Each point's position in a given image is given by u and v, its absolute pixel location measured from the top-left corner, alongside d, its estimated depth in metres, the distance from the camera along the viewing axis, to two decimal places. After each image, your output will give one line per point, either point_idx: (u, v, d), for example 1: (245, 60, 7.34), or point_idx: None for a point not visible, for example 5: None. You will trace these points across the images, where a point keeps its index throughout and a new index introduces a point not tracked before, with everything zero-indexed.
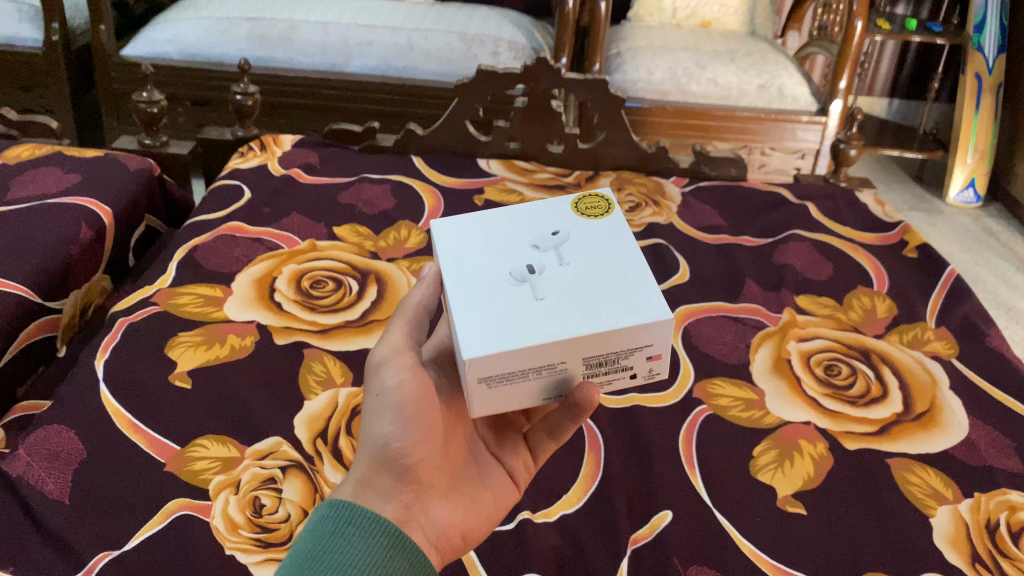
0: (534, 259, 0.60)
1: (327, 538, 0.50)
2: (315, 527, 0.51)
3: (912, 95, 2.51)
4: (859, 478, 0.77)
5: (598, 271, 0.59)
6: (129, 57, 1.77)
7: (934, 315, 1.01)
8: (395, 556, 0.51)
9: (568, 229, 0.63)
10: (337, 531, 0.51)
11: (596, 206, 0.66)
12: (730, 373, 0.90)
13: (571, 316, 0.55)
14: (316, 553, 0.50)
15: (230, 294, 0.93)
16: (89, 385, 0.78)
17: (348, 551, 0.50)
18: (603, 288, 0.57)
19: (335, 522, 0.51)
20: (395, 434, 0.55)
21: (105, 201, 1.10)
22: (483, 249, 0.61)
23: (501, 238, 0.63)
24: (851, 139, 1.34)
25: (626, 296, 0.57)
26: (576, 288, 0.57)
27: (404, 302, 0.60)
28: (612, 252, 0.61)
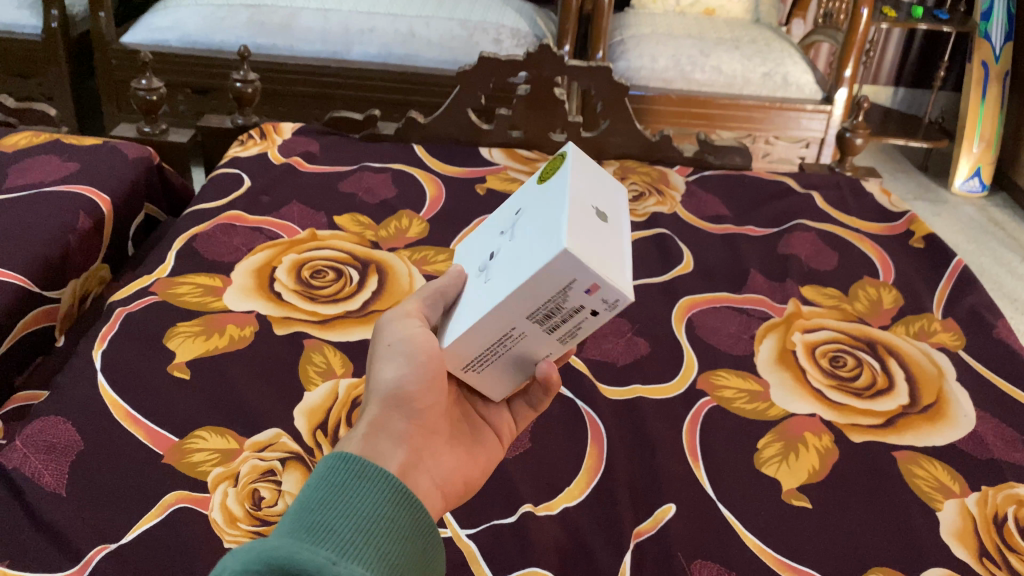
0: (497, 245, 0.59)
1: (331, 491, 0.46)
2: (316, 482, 0.47)
3: (917, 83, 2.49)
4: (865, 470, 0.77)
5: (531, 230, 0.55)
6: (129, 44, 1.76)
7: (940, 306, 1.00)
8: (402, 511, 0.47)
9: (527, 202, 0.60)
10: (340, 485, 0.47)
11: (556, 162, 0.60)
12: (735, 365, 0.89)
13: (497, 289, 0.53)
14: (319, 504, 0.45)
15: (229, 283, 0.92)
16: (87, 375, 0.77)
17: (353, 503, 0.46)
18: (531, 243, 0.53)
19: (339, 475, 0.47)
20: (408, 379, 0.56)
21: (104, 189, 1.09)
22: (474, 251, 0.64)
23: (490, 233, 0.64)
24: (857, 128, 1.33)
25: (542, 241, 0.51)
26: (512, 256, 0.54)
27: (427, 285, 0.61)
28: (550, 203, 0.55)
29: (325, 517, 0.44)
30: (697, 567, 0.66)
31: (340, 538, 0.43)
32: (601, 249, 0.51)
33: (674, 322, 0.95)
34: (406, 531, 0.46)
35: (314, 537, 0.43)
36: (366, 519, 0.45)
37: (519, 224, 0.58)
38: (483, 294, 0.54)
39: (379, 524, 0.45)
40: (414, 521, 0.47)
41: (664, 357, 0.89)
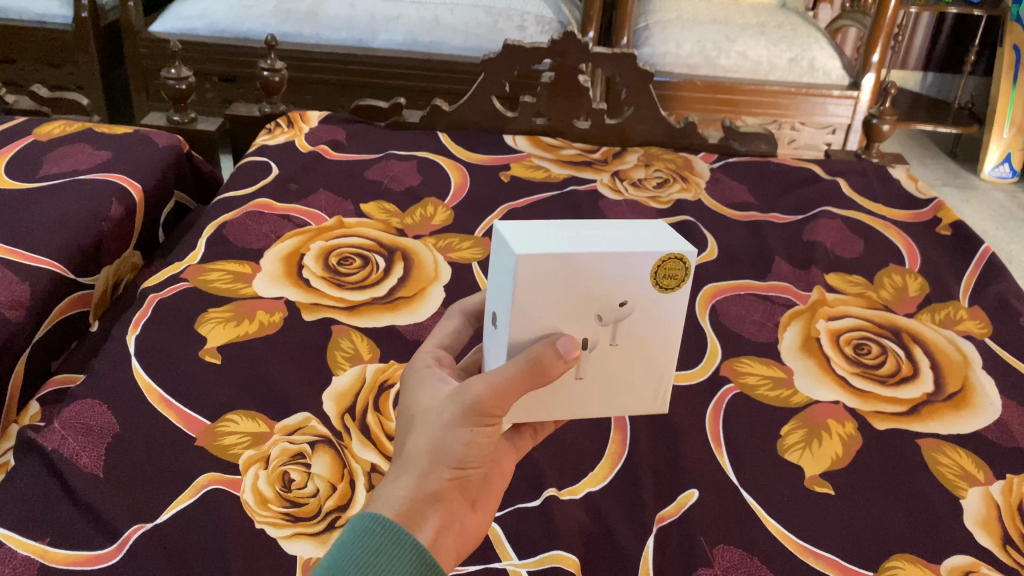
0: (592, 333, 0.54)
1: (366, 548, 0.45)
2: (354, 530, 0.46)
3: (947, 68, 2.45)
4: (888, 457, 0.77)
5: (635, 357, 0.56)
6: (157, 33, 1.78)
7: (967, 293, 0.99)
8: None
9: (637, 296, 0.54)
10: (378, 542, 0.45)
11: (673, 274, 0.54)
12: (759, 352, 0.89)
13: (601, 400, 0.57)
14: (352, 563, 0.44)
15: (259, 270, 0.94)
16: (122, 360, 0.79)
17: (384, 569, 0.44)
18: (635, 369, 0.57)
19: (377, 531, 0.45)
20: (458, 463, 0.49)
21: (135, 177, 1.11)
22: (542, 300, 0.52)
23: (565, 288, 0.52)
24: (884, 114, 1.31)
25: (648, 385, 0.58)
26: (611, 377, 0.57)
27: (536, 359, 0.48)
28: (661, 330, 0.56)
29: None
30: (719, 551, 0.67)
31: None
32: None
33: (697, 309, 0.95)
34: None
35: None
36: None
37: (629, 327, 0.55)
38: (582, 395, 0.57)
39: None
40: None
41: (687, 345, 0.90)
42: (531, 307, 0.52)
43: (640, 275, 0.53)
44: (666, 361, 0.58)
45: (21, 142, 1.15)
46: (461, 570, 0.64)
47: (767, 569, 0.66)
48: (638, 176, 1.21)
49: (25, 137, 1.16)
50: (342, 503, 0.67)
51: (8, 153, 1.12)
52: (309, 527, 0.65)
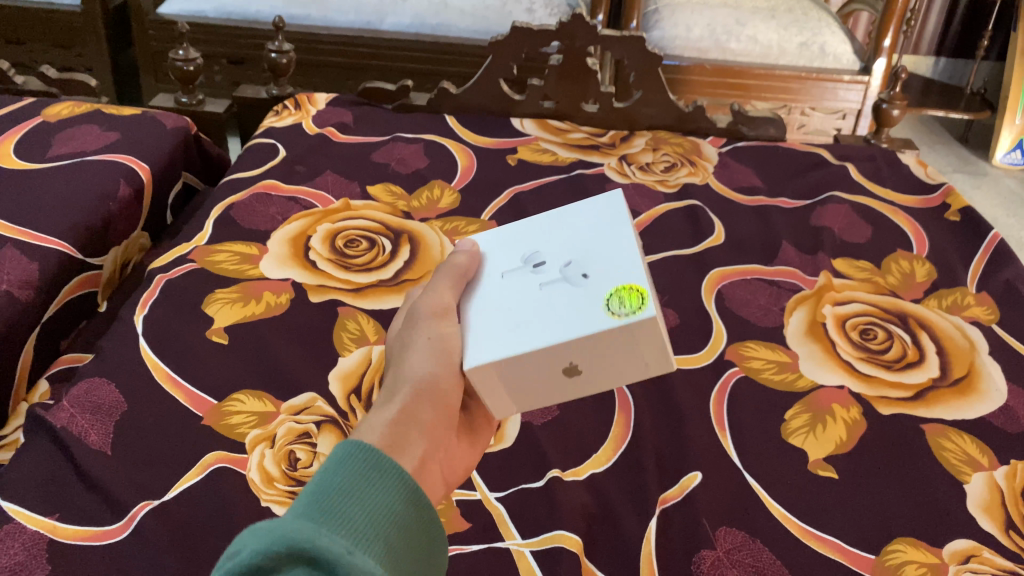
0: (551, 263, 0.63)
1: (350, 476, 0.43)
2: (333, 464, 0.43)
3: (959, 53, 2.44)
4: (892, 442, 0.77)
5: (527, 304, 0.60)
6: (166, 15, 1.79)
7: (975, 279, 0.99)
8: (413, 511, 0.44)
9: (594, 284, 0.59)
10: (360, 471, 0.43)
11: (623, 305, 0.56)
12: (764, 337, 0.89)
13: (479, 305, 0.61)
14: (338, 486, 0.42)
15: (266, 252, 0.94)
16: (130, 340, 0.79)
17: (370, 494, 0.42)
18: (513, 317, 0.59)
19: (359, 458, 0.44)
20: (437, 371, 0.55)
21: (143, 158, 1.11)
22: (575, 229, 0.66)
23: (587, 234, 0.65)
24: (894, 99, 1.30)
25: (495, 333, 0.58)
26: (501, 299, 0.61)
27: (449, 263, 0.64)
28: (555, 316, 0.57)
29: (342, 503, 0.41)
30: (722, 533, 0.67)
31: (356, 528, 0.40)
32: (527, 376, 0.58)
33: (703, 293, 0.95)
34: (412, 536, 0.43)
35: (329, 523, 0.39)
36: (380, 515, 0.42)
37: (560, 293, 0.60)
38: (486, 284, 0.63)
39: (394, 522, 0.42)
40: (424, 524, 0.44)
41: (693, 329, 0.90)
42: (576, 224, 0.67)
43: (614, 282, 0.58)
44: (518, 339, 0.57)
45: (30, 122, 1.15)
46: (464, 550, 0.65)
47: (770, 552, 0.66)
48: (646, 160, 1.20)
49: (34, 118, 1.17)
50: None
51: (17, 133, 1.12)
52: None
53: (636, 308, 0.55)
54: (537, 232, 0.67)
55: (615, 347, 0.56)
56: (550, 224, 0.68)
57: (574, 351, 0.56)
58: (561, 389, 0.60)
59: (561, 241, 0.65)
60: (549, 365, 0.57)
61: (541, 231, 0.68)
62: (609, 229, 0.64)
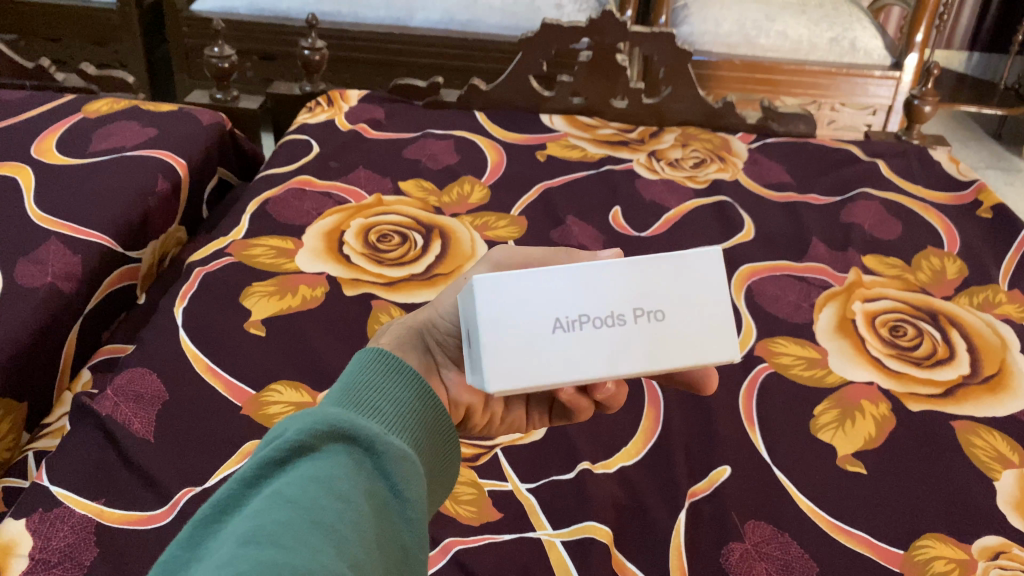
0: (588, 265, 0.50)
1: (372, 372, 0.45)
2: (354, 365, 0.46)
3: (993, 48, 2.41)
4: (922, 438, 0.77)
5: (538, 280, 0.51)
6: (200, 13, 1.87)
7: (1007, 277, 0.99)
8: (430, 411, 0.46)
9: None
10: (381, 367, 0.46)
11: None
12: (794, 333, 0.89)
13: None
14: (362, 381, 0.44)
15: (301, 246, 0.96)
16: (171, 331, 0.81)
17: (393, 387, 0.45)
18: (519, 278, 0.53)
19: (381, 359, 0.46)
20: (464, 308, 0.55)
21: (181, 154, 1.14)
22: None
23: None
24: (926, 95, 1.29)
25: None
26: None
27: None
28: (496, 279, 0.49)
29: (367, 397, 0.44)
30: (751, 526, 0.68)
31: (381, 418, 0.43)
32: None
33: (733, 290, 0.95)
34: (428, 431, 0.46)
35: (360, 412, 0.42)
36: (404, 405, 0.45)
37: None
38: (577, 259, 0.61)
39: (415, 414, 0.45)
40: (442, 416, 0.47)
41: None
42: None
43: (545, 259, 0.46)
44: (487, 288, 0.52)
45: (70, 119, 1.18)
46: (496, 539, 0.66)
47: (798, 545, 0.67)
48: (675, 156, 1.21)
49: (74, 114, 1.19)
50: None
51: (59, 129, 1.15)
52: None
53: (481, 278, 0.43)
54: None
55: (471, 320, 0.45)
56: None
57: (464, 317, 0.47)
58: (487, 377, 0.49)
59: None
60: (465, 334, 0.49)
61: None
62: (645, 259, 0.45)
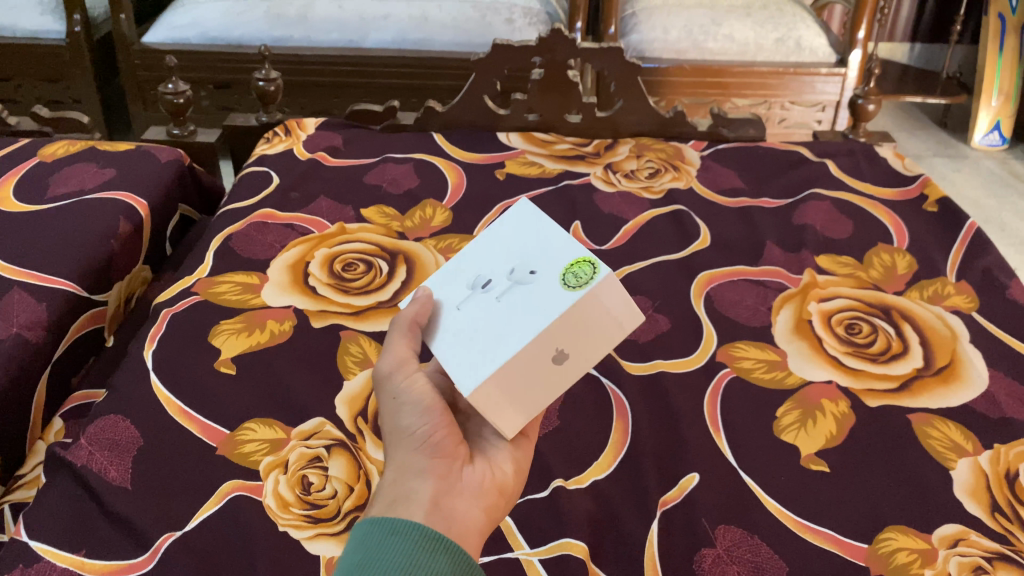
0: (499, 283, 0.68)
1: (375, 539, 0.51)
2: (357, 539, 0.52)
3: (933, 39, 2.48)
4: (880, 433, 0.80)
5: (500, 317, 0.65)
6: (150, 45, 1.88)
7: (955, 268, 1.02)
8: (440, 552, 0.51)
9: (544, 276, 0.66)
10: (381, 534, 0.51)
11: (579, 275, 0.64)
12: (754, 337, 0.92)
13: (456, 345, 0.65)
14: (362, 553, 0.50)
15: (266, 280, 0.97)
16: (142, 376, 0.82)
17: (392, 548, 0.50)
18: (487, 336, 0.64)
19: (379, 528, 0.52)
20: (417, 421, 0.61)
21: (141, 193, 1.14)
22: (499, 249, 0.72)
23: (523, 242, 0.70)
24: (869, 94, 1.32)
25: (482, 353, 0.63)
26: (464, 327, 0.66)
27: (399, 316, 0.68)
28: (532, 314, 0.63)
29: (368, 567, 0.49)
30: (722, 531, 0.70)
31: None
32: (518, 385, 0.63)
33: (693, 298, 0.98)
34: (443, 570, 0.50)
35: None
36: (404, 561, 0.50)
37: (516, 294, 0.66)
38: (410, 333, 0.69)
39: (417, 568, 0.49)
40: (455, 555, 0.52)
41: (684, 332, 0.92)
42: (499, 243, 0.73)
43: (561, 266, 0.66)
44: (496, 355, 0.62)
45: (27, 164, 1.18)
46: None
47: (768, 547, 0.69)
48: (630, 168, 1.23)
49: (30, 159, 1.19)
50: (359, 503, 0.70)
51: (16, 175, 1.15)
52: (330, 527, 0.68)
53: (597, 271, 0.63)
54: (475, 258, 0.73)
55: (586, 316, 0.63)
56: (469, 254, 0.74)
57: (557, 336, 0.62)
58: (557, 386, 0.64)
59: (503, 257, 0.71)
60: (534, 361, 0.62)
61: (473, 255, 0.74)
62: (534, 230, 0.71)
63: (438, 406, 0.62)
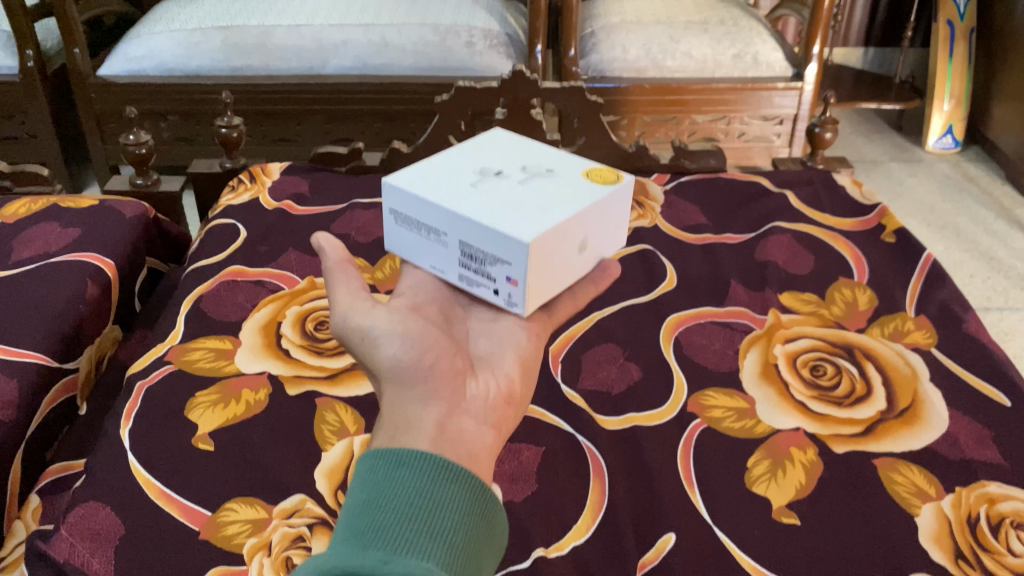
0: (512, 172, 0.78)
1: (379, 476, 0.53)
2: (361, 478, 0.54)
3: (886, 43, 2.53)
4: (847, 481, 0.83)
5: (532, 194, 0.74)
6: (105, 77, 1.87)
7: (913, 303, 1.05)
8: (445, 476, 0.53)
9: (562, 174, 0.79)
10: (384, 470, 0.53)
11: (602, 175, 0.79)
12: (723, 383, 0.94)
13: (494, 210, 0.71)
14: (368, 494, 0.52)
15: (239, 344, 0.97)
16: (119, 457, 0.82)
17: (397, 484, 0.52)
18: (528, 206, 0.72)
19: (382, 462, 0.53)
20: (403, 351, 0.63)
21: (108, 253, 1.13)
22: (491, 155, 0.81)
23: (520, 153, 0.81)
24: (825, 123, 1.34)
25: (534, 215, 0.71)
26: (492, 197, 0.73)
27: (330, 262, 0.71)
28: (569, 196, 0.74)
29: (375, 507, 0.51)
30: None
31: (392, 525, 0.50)
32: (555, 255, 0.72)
33: (663, 343, 1.00)
34: (452, 497, 0.52)
35: (367, 535, 0.49)
36: (410, 498, 0.51)
37: (540, 182, 0.76)
38: (426, 196, 0.73)
39: (425, 498, 0.51)
40: (461, 481, 0.53)
41: (655, 382, 0.94)
42: (487, 150, 0.83)
43: (579, 170, 0.79)
44: (553, 216, 0.71)
45: None
46: None
47: None
48: None
49: None
50: None
51: None
52: None
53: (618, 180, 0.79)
54: (465, 159, 0.81)
55: (608, 212, 0.77)
56: (454, 156, 0.81)
57: (587, 229, 0.75)
58: (569, 271, 0.76)
59: (502, 159, 0.80)
60: (573, 240, 0.74)
61: (463, 156, 0.82)
62: (525, 148, 0.83)
63: (421, 337, 0.65)
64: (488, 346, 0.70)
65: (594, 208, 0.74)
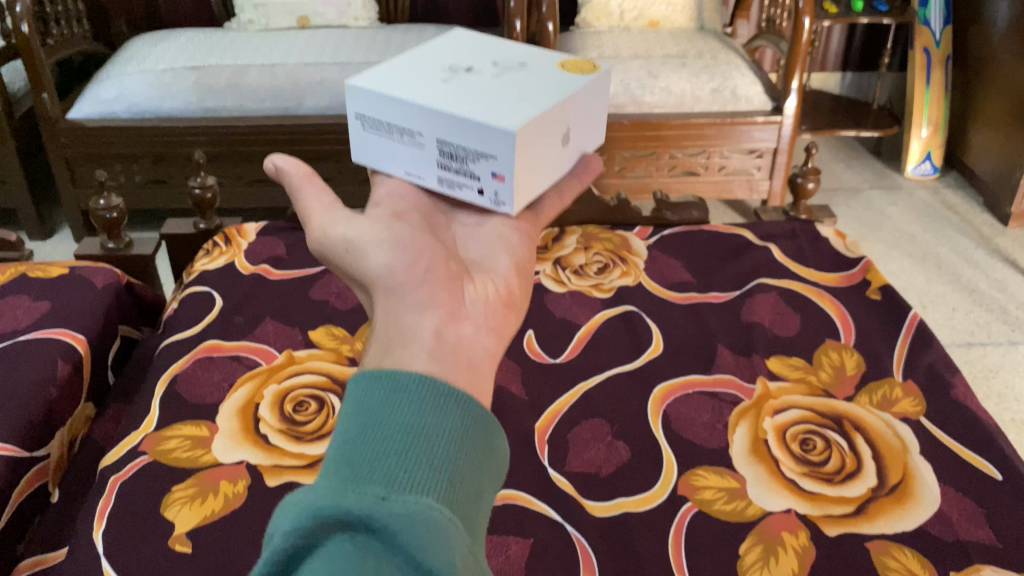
0: (484, 69, 0.83)
1: (372, 398, 0.47)
2: (353, 399, 0.48)
3: (863, 68, 2.53)
4: (840, 567, 0.81)
5: (508, 84, 0.80)
6: (75, 121, 1.82)
7: (901, 366, 1.04)
8: (448, 400, 0.48)
9: (534, 66, 0.84)
10: (381, 391, 0.47)
11: (579, 66, 0.85)
12: (712, 461, 0.93)
13: (476, 104, 0.76)
14: (360, 421, 0.46)
15: (216, 431, 0.94)
16: (92, 563, 0.79)
17: (396, 410, 0.46)
18: (506, 97, 0.77)
19: (378, 383, 0.48)
20: (390, 256, 0.62)
21: (79, 328, 1.10)
22: (458, 53, 0.86)
23: (489, 52, 0.86)
24: (807, 172, 1.34)
25: (516, 104, 0.76)
26: (468, 91, 0.78)
27: (293, 177, 0.73)
28: (548, 86, 0.80)
29: (371, 438, 0.45)
30: None
31: (391, 459, 0.44)
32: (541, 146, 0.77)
33: (650, 417, 0.98)
34: (454, 426, 0.47)
35: (363, 470, 0.43)
36: (412, 427, 0.46)
37: (513, 74, 0.82)
38: (400, 94, 0.78)
39: (429, 429, 0.46)
40: (464, 409, 0.48)
41: (644, 461, 0.93)
42: (452, 50, 0.87)
43: (551, 63, 0.85)
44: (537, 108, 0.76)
45: None
46: None
47: None
48: (579, 262, 1.23)
49: None
50: None
51: None
52: None
53: (594, 69, 0.85)
54: (434, 57, 0.85)
55: (583, 108, 0.83)
56: (420, 57, 0.85)
57: (567, 121, 0.81)
58: (554, 162, 0.82)
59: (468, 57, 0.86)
60: (557, 132, 0.80)
61: (435, 54, 0.86)
62: (492, 45, 0.88)
63: (404, 238, 0.64)
64: (479, 249, 0.73)
65: (574, 98, 0.80)
